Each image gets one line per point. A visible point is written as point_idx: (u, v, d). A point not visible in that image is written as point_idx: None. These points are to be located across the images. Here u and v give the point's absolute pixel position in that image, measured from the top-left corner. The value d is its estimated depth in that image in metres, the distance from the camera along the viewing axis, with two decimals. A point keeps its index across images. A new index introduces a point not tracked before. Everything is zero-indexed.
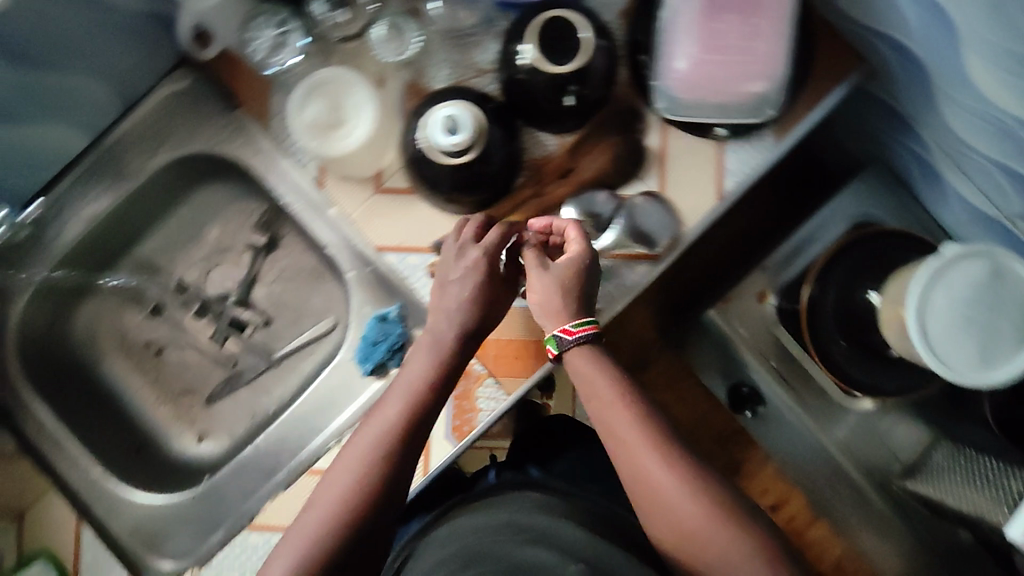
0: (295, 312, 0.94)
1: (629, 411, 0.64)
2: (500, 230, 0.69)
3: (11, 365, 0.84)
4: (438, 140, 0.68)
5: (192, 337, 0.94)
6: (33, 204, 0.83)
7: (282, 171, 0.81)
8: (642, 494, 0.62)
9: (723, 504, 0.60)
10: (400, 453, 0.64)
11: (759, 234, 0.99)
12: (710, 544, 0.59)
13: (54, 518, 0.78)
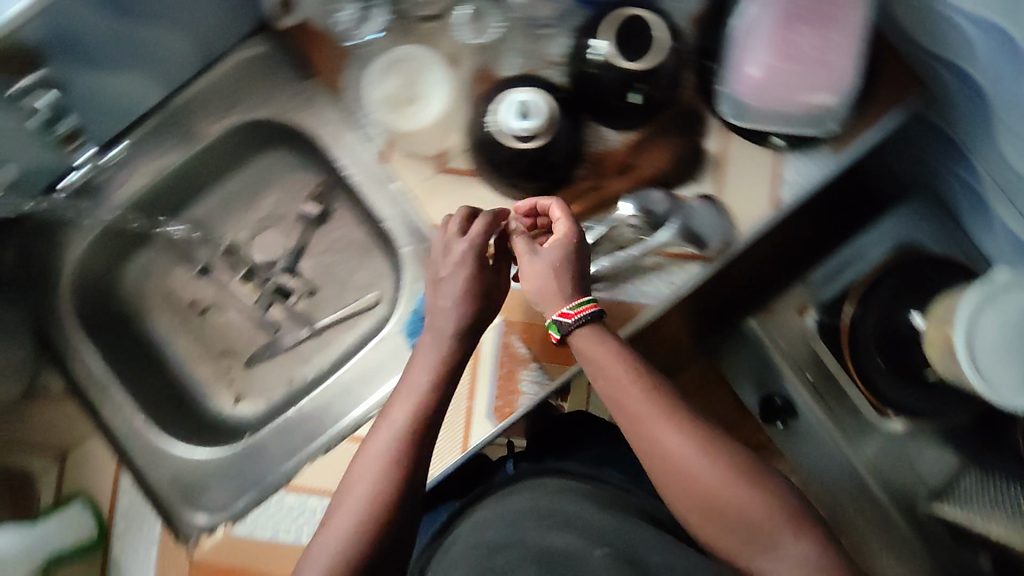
0: (341, 284, 0.95)
1: (640, 386, 0.64)
2: (484, 221, 0.70)
3: (65, 308, 0.85)
4: (510, 125, 0.70)
5: (237, 299, 0.96)
6: (118, 145, 0.86)
7: (348, 143, 0.83)
8: (661, 470, 0.63)
9: (740, 467, 0.61)
10: (417, 449, 0.64)
11: (799, 252, 0.95)
12: (735, 505, 0.60)
13: (92, 464, 0.80)
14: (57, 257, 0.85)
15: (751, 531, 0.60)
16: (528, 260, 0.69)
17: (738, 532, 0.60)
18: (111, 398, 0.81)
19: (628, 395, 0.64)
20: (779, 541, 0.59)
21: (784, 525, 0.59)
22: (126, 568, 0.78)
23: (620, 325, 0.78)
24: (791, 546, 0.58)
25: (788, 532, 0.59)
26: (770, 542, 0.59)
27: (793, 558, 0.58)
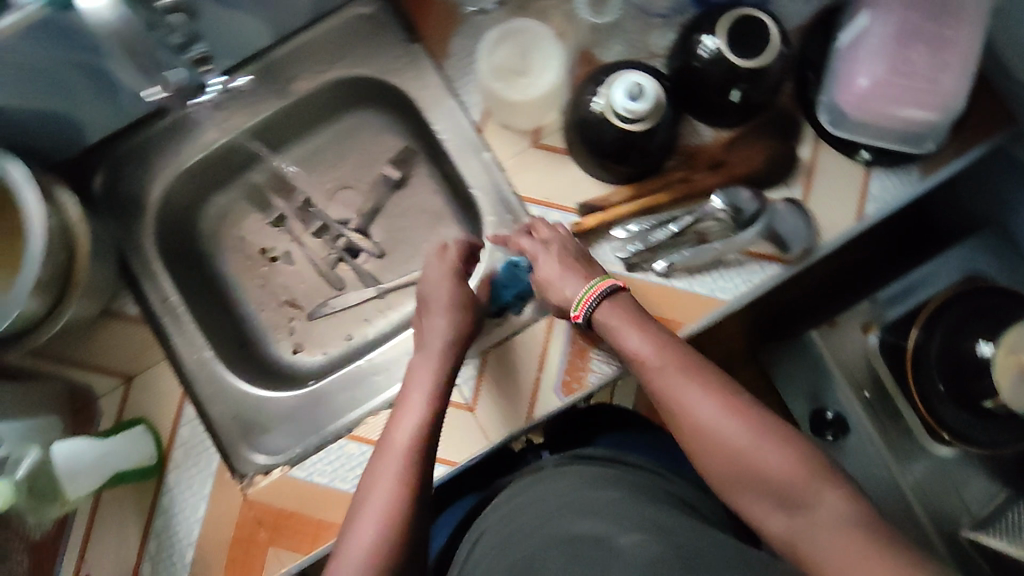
0: (410, 249, 0.96)
1: (664, 353, 0.67)
2: (455, 249, 0.83)
3: (148, 239, 0.84)
4: (618, 106, 0.71)
5: (306, 252, 0.97)
6: (244, 73, 0.86)
7: (447, 109, 0.83)
8: (690, 435, 0.64)
9: (769, 426, 0.62)
10: (427, 453, 0.67)
11: (853, 274, 0.97)
12: (762, 462, 0.61)
13: (157, 392, 0.80)
14: (141, 189, 0.85)
15: (786, 490, 0.59)
16: (541, 261, 0.76)
17: (773, 493, 0.60)
18: (183, 330, 0.82)
19: (656, 364, 0.67)
20: (817, 499, 0.58)
21: (817, 481, 0.59)
22: (178, 497, 0.78)
23: (694, 315, 0.79)
24: (824, 498, 0.58)
25: (823, 488, 0.59)
26: (807, 500, 0.59)
27: (832, 515, 0.57)
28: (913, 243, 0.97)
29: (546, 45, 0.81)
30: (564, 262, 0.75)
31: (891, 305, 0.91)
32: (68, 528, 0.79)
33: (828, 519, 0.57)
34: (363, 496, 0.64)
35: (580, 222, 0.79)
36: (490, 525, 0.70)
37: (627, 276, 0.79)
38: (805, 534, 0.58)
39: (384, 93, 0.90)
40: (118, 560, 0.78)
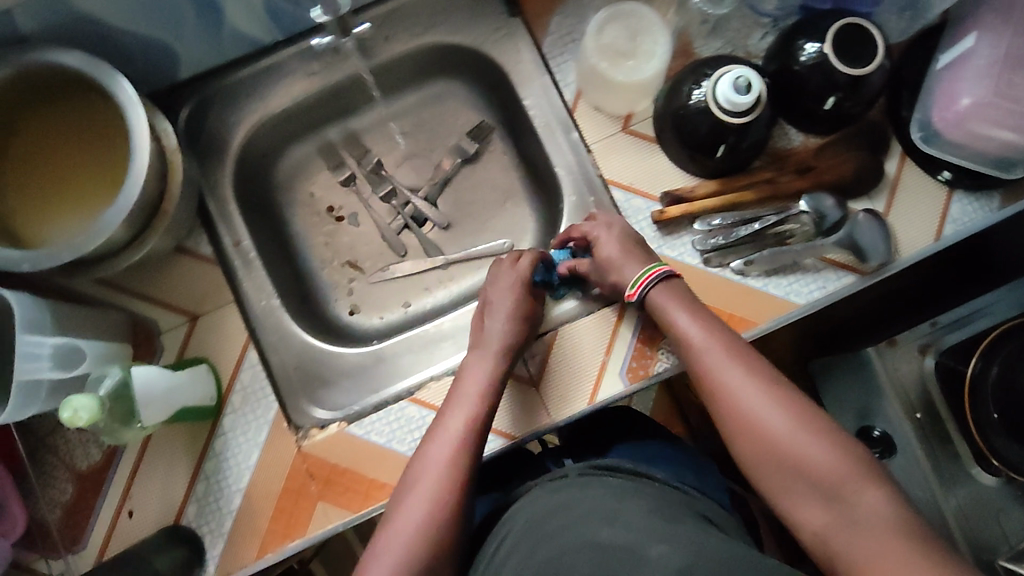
0: (477, 224, 0.95)
1: (721, 345, 0.68)
2: (532, 256, 0.81)
3: (225, 180, 0.84)
4: (723, 96, 0.71)
5: (371, 216, 0.95)
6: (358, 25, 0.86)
7: (538, 85, 0.84)
8: (736, 423, 0.65)
9: (817, 424, 0.63)
10: (476, 450, 0.68)
11: (914, 299, 0.99)
12: (807, 457, 0.61)
13: (223, 335, 0.79)
14: (227, 131, 0.85)
15: (830, 488, 0.60)
16: (601, 241, 0.78)
17: (816, 491, 0.61)
18: (253, 275, 0.82)
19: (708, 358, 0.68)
20: (859, 495, 0.59)
21: (861, 481, 0.59)
22: (232, 441, 0.78)
23: (765, 315, 0.79)
24: (869, 496, 0.59)
25: (867, 488, 0.59)
26: (851, 500, 0.59)
27: (873, 516, 0.58)
28: (983, 270, 0.95)
29: (656, 30, 0.80)
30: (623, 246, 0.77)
31: (946, 331, 0.91)
32: (116, 461, 0.77)
33: (867, 516, 0.58)
34: (412, 475, 0.66)
35: (665, 210, 0.80)
36: (515, 526, 0.67)
37: (704, 269, 0.80)
38: (844, 533, 0.59)
39: (473, 64, 0.90)
40: (164, 498, 0.77)
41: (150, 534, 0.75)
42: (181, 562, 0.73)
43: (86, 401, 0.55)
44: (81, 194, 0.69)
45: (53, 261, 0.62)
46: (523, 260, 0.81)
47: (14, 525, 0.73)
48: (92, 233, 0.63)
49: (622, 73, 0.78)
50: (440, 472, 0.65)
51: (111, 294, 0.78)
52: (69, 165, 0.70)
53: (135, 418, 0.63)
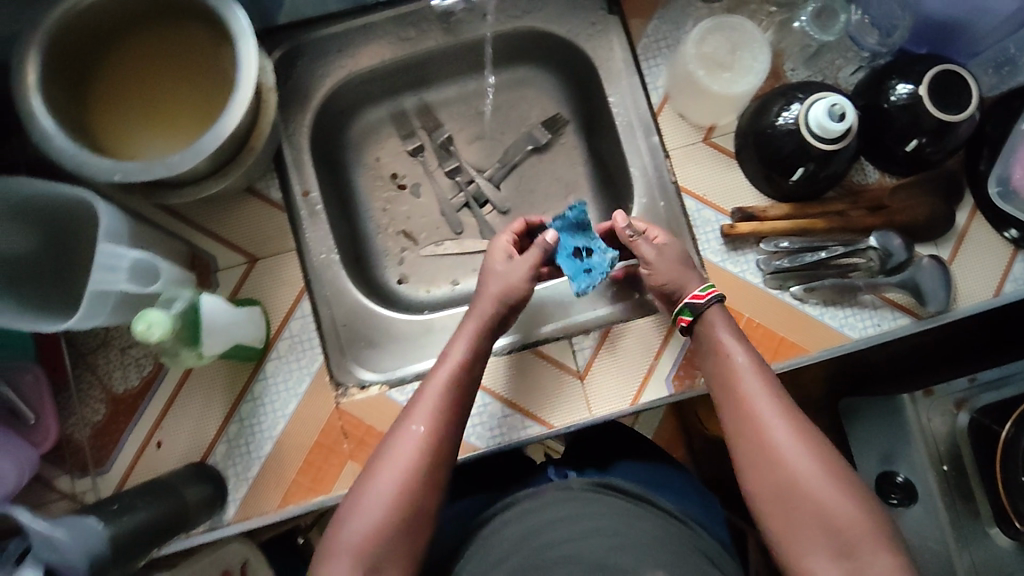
0: (535, 212, 0.95)
1: (755, 371, 0.66)
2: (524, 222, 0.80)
3: (303, 128, 0.84)
4: (815, 120, 0.72)
5: (432, 187, 0.95)
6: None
7: (626, 84, 0.86)
8: (749, 453, 0.62)
9: (835, 465, 0.60)
10: (451, 429, 0.65)
11: (949, 350, 0.98)
12: (821, 504, 0.58)
13: (278, 281, 0.78)
14: (313, 81, 0.85)
15: (830, 532, 0.57)
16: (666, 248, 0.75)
17: (814, 530, 0.57)
18: (317, 227, 0.82)
19: (730, 372, 0.66)
20: (865, 558, 0.56)
21: (867, 535, 0.56)
22: (271, 388, 0.76)
23: (819, 344, 0.80)
24: (880, 560, 0.55)
25: (870, 544, 0.56)
26: (851, 551, 0.56)
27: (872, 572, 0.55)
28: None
29: (756, 46, 0.80)
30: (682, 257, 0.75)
31: (983, 390, 0.88)
32: (153, 391, 0.75)
33: None
34: (392, 442, 0.63)
35: (734, 225, 0.80)
36: (506, 524, 0.62)
37: (764, 289, 0.80)
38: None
39: (561, 55, 0.91)
40: (194, 434, 0.75)
41: (176, 467, 0.73)
42: (206, 500, 0.71)
43: (163, 319, 0.56)
44: (171, 117, 0.70)
45: (147, 175, 0.63)
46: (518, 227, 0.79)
47: (46, 436, 0.72)
48: (187, 152, 0.63)
49: (720, 83, 0.79)
50: (420, 444, 0.62)
51: (180, 224, 0.78)
52: (165, 88, 0.70)
53: (197, 340, 0.62)
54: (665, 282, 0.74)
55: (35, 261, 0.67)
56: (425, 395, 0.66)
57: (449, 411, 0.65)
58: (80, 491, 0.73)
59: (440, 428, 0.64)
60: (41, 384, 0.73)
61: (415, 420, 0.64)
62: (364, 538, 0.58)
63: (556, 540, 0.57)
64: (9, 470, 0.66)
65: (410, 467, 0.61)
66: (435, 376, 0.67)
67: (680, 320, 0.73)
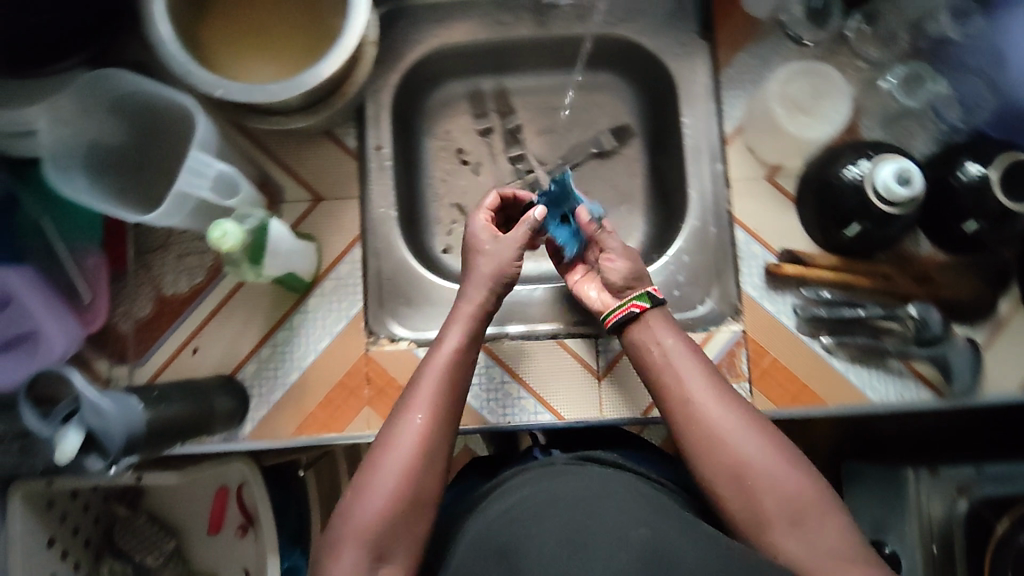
0: None
1: (697, 362, 0.65)
2: (497, 194, 0.77)
3: (389, 85, 0.88)
4: (881, 183, 0.73)
5: (492, 168, 0.95)
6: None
7: (702, 107, 0.87)
8: (699, 439, 0.60)
9: (778, 440, 0.59)
10: (449, 417, 0.62)
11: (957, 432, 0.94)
12: (771, 478, 0.57)
13: (337, 223, 0.83)
14: (408, 45, 0.89)
15: (786, 505, 0.56)
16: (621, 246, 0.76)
17: (774, 506, 0.56)
18: (382, 181, 0.85)
19: (667, 365, 0.65)
20: (818, 523, 0.55)
21: (821, 504, 0.56)
22: (309, 322, 0.80)
23: (839, 399, 0.80)
24: (832, 524, 0.55)
25: (822, 511, 0.56)
26: (808, 522, 0.55)
27: (830, 540, 0.54)
28: None
29: (839, 98, 0.83)
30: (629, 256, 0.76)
31: (989, 483, 0.86)
32: (199, 300, 0.79)
33: (827, 545, 0.54)
34: (390, 428, 0.60)
35: (780, 265, 0.83)
36: (499, 509, 0.58)
37: (795, 334, 0.82)
38: (802, 555, 0.54)
39: (645, 68, 0.93)
40: (228, 348, 0.79)
41: (208, 375, 0.77)
42: (230, 411, 0.75)
43: (236, 230, 0.60)
44: (276, 46, 0.74)
45: (246, 98, 0.67)
46: (490, 200, 0.76)
47: (95, 319, 0.77)
48: (287, 84, 0.67)
49: (796, 125, 0.82)
50: (421, 431, 0.59)
51: (258, 152, 0.82)
52: (275, 21, 0.74)
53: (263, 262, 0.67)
54: (624, 268, 0.72)
55: (126, 153, 0.72)
56: (424, 384, 0.62)
57: (445, 395, 0.62)
58: (114, 376, 0.78)
59: (441, 418, 0.61)
60: (99, 271, 0.77)
61: (415, 407, 0.61)
62: (368, 526, 0.55)
63: (539, 519, 0.54)
64: (59, 338, 0.72)
65: (413, 454, 0.58)
66: (433, 362, 0.64)
67: (635, 305, 0.69)
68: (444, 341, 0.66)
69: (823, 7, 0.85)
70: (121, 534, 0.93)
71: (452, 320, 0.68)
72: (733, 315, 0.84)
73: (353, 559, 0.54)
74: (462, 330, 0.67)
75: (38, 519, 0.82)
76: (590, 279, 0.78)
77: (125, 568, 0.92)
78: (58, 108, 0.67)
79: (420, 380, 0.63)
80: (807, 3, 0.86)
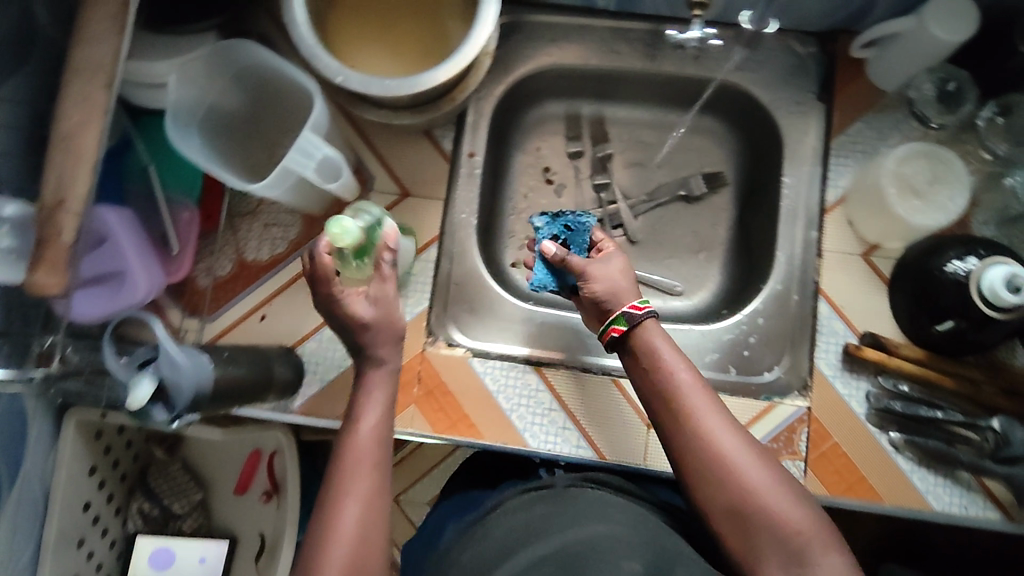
0: (661, 252, 0.93)
1: (700, 388, 0.63)
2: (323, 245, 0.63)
3: (493, 95, 0.88)
4: (989, 284, 0.68)
5: (576, 192, 0.94)
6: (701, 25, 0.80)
7: (805, 170, 0.84)
8: (701, 469, 0.59)
9: (780, 475, 0.59)
10: (375, 491, 0.59)
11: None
12: (771, 513, 0.56)
13: (420, 221, 0.83)
14: (518, 58, 0.89)
15: (786, 542, 0.55)
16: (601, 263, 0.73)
17: (771, 544, 0.55)
18: (469, 187, 0.86)
19: (674, 388, 0.63)
20: (816, 560, 0.54)
21: (821, 542, 0.55)
22: None
23: (896, 499, 0.76)
24: (826, 561, 0.54)
25: (823, 548, 0.54)
26: (807, 559, 0.54)
27: None
28: None
29: (956, 186, 0.77)
30: (621, 265, 0.73)
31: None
32: (276, 270, 0.82)
33: None
34: (330, 505, 0.58)
35: (860, 348, 0.79)
36: (493, 533, 0.61)
37: (862, 422, 0.78)
38: None
39: (753, 119, 0.90)
40: (295, 322, 0.81)
41: (270, 344, 0.79)
42: (287, 382, 0.76)
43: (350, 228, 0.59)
44: (396, 43, 0.76)
45: (363, 88, 0.68)
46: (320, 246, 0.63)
47: (178, 271, 0.79)
48: (405, 81, 0.68)
49: (904, 208, 0.77)
50: (358, 511, 0.57)
51: (358, 138, 0.84)
52: (401, 19, 0.76)
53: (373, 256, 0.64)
54: (598, 289, 0.71)
55: (240, 117, 0.75)
56: (357, 468, 0.59)
57: (370, 465, 0.60)
58: (183, 328, 0.80)
59: (368, 496, 0.58)
60: (191, 224, 0.80)
61: (353, 494, 0.58)
62: None
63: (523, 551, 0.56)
64: (143, 281, 0.74)
65: (357, 534, 0.57)
66: (358, 430, 0.61)
67: (611, 329, 0.69)
68: (365, 414, 0.62)
69: (956, 91, 0.81)
70: (155, 476, 0.98)
71: (370, 387, 0.64)
72: (801, 389, 0.81)
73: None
74: (382, 390, 0.64)
75: (86, 447, 0.85)
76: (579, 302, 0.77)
77: (152, 509, 0.96)
78: (186, 70, 0.69)
79: (353, 456, 0.60)
80: (940, 84, 0.81)
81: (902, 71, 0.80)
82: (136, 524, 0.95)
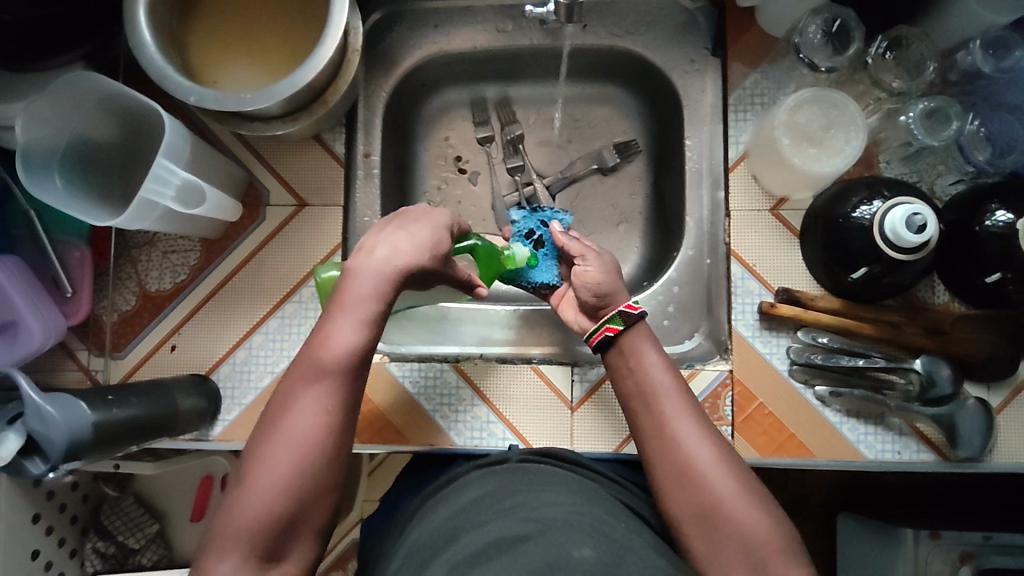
0: (580, 229, 0.91)
1: (681, 390, 0.63)
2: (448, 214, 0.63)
3: (381, 91, 0.86)
4: (893, 224, 0.66)
5: (488, 178, 0.92)
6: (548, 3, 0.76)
7: (705, 130, 0.83)
8: (670, 472, 0.58)
9: (749, 482, 0.57)
10: (346, 394, 0.55)
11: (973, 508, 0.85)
12: (737, 521, 0.55)
13: (323, 229, 0.81)
14: (405, 50, 0.86)
15: (749, 551, 0.54)
16: (597, 259, 0.73)
17: (733, 554, 0.54)
18: (368, 189, 0.84)
19: (654, 391, 0.63)
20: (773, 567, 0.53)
21: (780, 551, 0.54)
22: (284, 328, 0.80)
23: (829, 453, 0.76)
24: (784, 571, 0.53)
25: (781, 557, 0.53)
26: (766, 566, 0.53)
27: None
28: None
29: (853, 128, 0.75)
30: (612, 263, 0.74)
31: (995, 551, 0.77)
32: (181, 298, 0.80)
33: None
34: (284, 412, 0.54)
35: (775, 305, 0.77)
36: (415, 538, 0.59)
37: (786, 378, 0.77)
38: None
39: (652, 82, 0.88)
40: (206, 348, 0.79)
41: (183, 374, 0.78)
42: (201, 410, 0.75)
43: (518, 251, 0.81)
44: (259, 51, 0.73)
45: (219, 105, 0.65)
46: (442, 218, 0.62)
47: (77, 311, 0.78)
48: (262, 93, 0.66)
49: (802, 157, 0.74)
50: (319, 418, 0.54)
51: (249, 153, 0.82)
52: (261, 25, 0.73)
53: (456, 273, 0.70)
54: (595, 286, 0.71)
55: (112, 150, 0.73)
56: (316, 374, 0.55)
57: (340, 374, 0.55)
58: (93, 368, 0.79)
59: (331, 408, 0.54)
60: (83, 264, 0.78)
61: (311, 398, 0.54)
62: (255, 521, 0.51)
63: (452, 542, 0.54)
64: (36, 329, 0.72)
65: (308, 454, 0.53)
66: (331, 339, 0.55)
67: (608, 328, 0.67)
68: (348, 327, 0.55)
69: (841, 30, 0.77)
70: (107, 514, 0.95)
71: (349, 294, 0.56)
72: (722, 353, 0.80)
73: (235, 558, 0.51)
74: (369, 301, 0.55)
75: None
76: (566, 297, 0.78)
77: (108, 547, 0.92)
78: (36, 109, 0.66)
79: (321, 367, 0.55)
80: (826, 25, 0.77)
81: (788, 15, 0.77)
82: (94, 563, 0.91)
